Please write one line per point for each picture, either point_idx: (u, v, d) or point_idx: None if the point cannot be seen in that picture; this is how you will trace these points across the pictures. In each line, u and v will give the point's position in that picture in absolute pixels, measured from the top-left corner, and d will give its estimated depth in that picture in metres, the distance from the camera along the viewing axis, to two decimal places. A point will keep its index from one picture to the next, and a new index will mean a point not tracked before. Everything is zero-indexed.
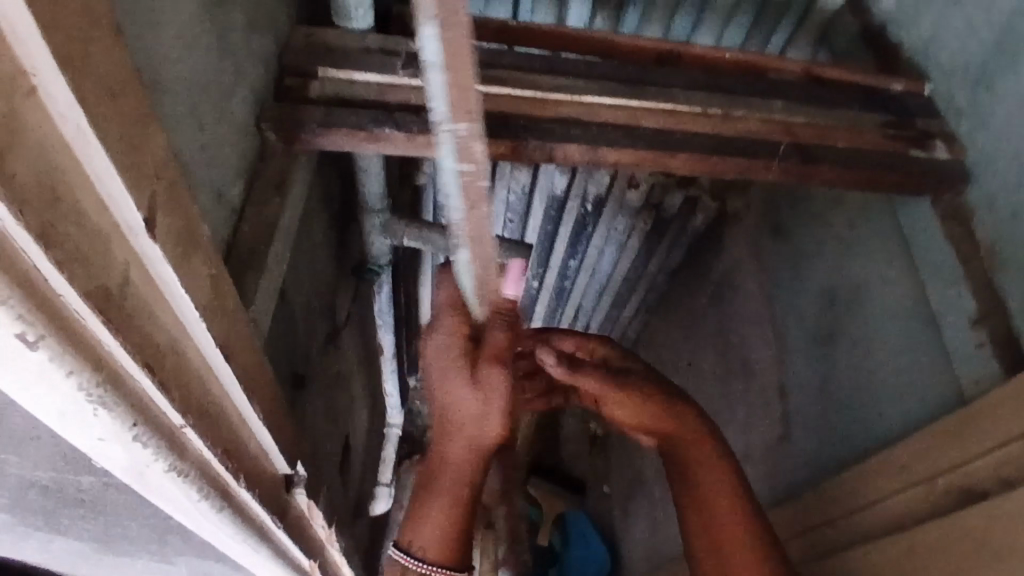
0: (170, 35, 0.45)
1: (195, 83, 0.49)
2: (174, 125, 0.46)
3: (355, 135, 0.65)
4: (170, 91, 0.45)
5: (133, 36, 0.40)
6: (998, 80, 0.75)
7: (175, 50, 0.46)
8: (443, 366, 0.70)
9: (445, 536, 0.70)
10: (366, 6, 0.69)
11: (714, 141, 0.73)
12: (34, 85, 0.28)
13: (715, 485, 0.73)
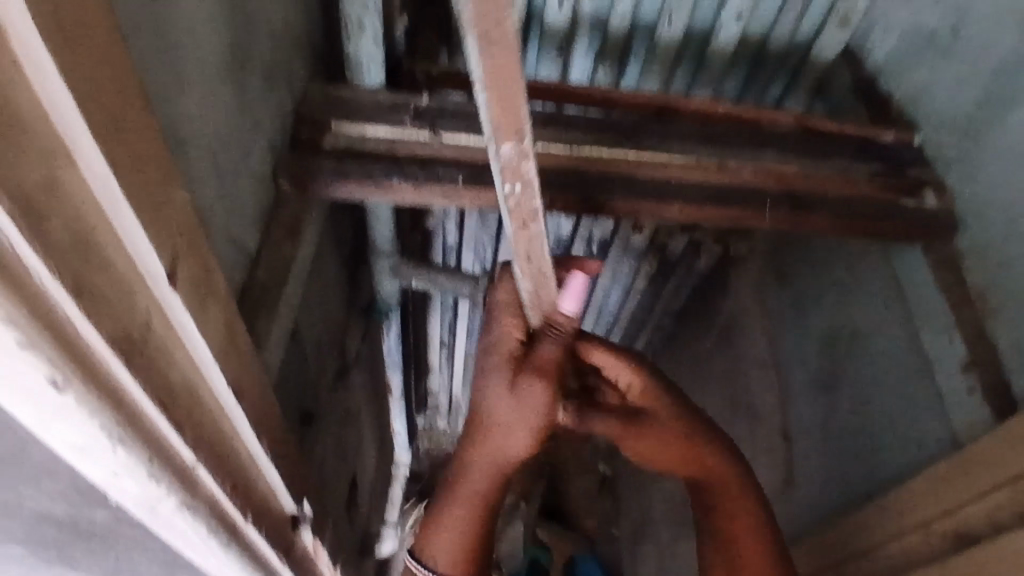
0: (197, 98, 0.49)
1: (218, 140, 0.53)
2: (198, 180, 0.49)
3: (365, 185, 0.68)
4: (195, 149, 0.48)
5: (165, 101, 0.44)
6: (985, 134, 0.78)
7: (202, 112, 0.50)
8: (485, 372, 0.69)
9: (458, 549, 0.71)
10: (381, 62, 0.74)
11: (707, 191, 0.76)
12: (72, 156, 0.30)
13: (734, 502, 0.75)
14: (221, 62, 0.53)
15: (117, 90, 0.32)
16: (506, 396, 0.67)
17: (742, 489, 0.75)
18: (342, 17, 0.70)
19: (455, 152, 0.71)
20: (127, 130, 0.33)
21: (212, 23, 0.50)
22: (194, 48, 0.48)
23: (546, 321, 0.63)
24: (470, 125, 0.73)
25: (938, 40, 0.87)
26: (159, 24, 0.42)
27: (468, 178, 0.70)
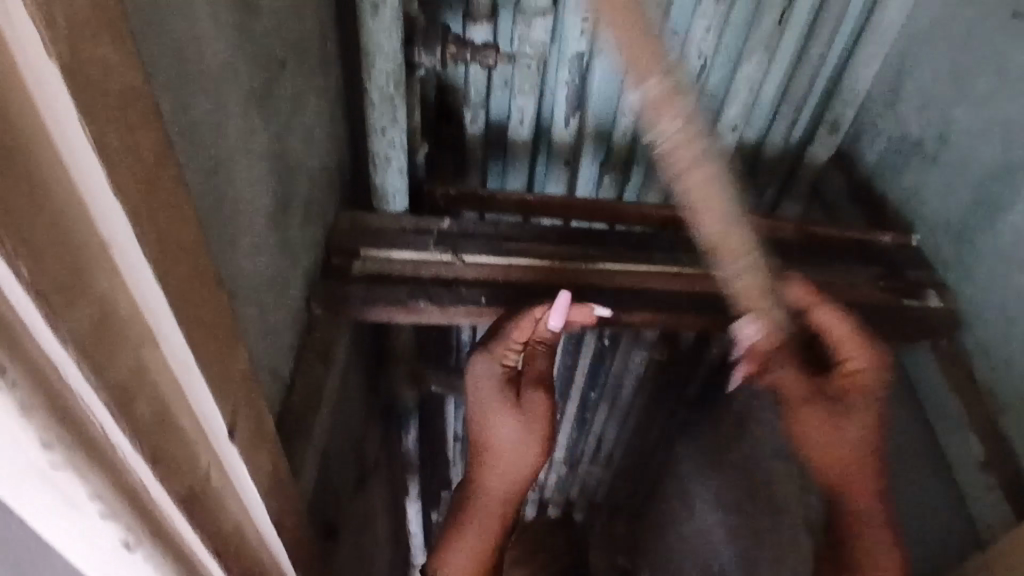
0: (249, 251, 0.53)
1: (264, 282, 0.57)
2: (247, 324, 0.53)
3: (394, 308, 0.72)
4: (246, 296, 0.52)
5: (226, 260, 0.48)
6: (977, 237, 0.82)
7: (253, 262, 0.54)
8: (485, 401, 0.76)
9: (479, 558, 0.79)
10: (405, 191, 0.81)
11: (718, 302, 0.78)
12: (157, 341, 0.34)
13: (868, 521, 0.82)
14: (269, 209, 0.57)
15: (195, 265, 0.35)
16: (517, 419, 0.76)
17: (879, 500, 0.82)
18: (371, 154, 0.77)
19: (476, 273, 0.75)
20: (205, 305, 0.37)
21: (263, 179, 0.55)
22: (249, 205, 0.52)
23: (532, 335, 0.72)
24: (488, 246, 0.78)
25: (925, 146, 0.92)
26: (223, 193, 0.46)
27: (490, 298, 0.73)
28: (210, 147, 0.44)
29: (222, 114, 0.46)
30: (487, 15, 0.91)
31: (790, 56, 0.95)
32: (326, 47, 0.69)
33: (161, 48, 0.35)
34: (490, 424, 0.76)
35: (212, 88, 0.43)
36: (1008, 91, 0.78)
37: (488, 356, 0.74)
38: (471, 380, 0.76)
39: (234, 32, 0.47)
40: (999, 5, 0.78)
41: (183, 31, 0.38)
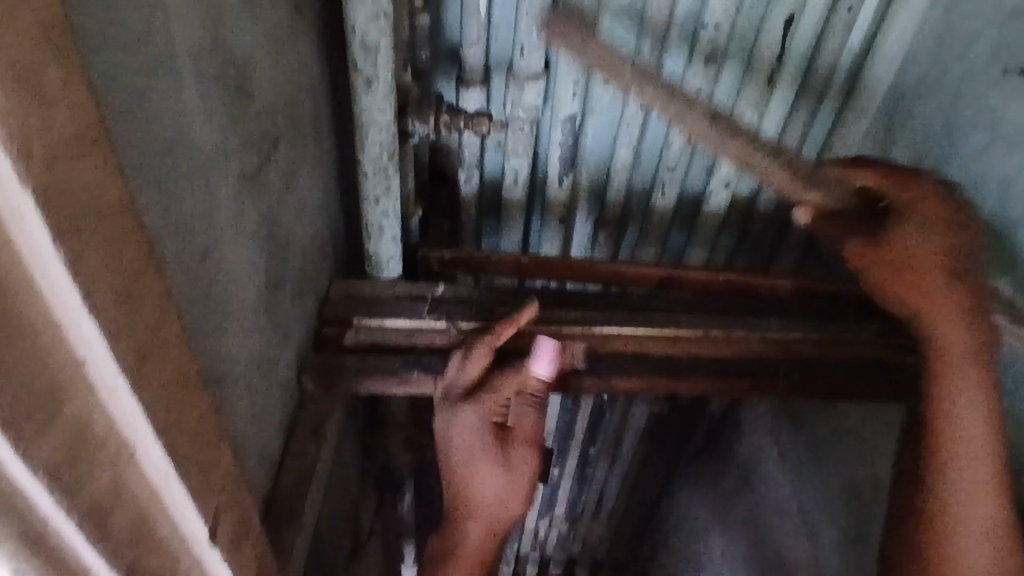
0: (237, 335, 0.52)
1: (252, 364, 0.55)
2: (233, 410, 0.51)
3: (388, 380, 0.70)
4: (233, 383, 0.51)
5: (213, 348, 0.46)
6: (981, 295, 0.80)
7: (242, 345, 0.53)
8: (465, 450, 0.69)
9: None
10: (398, 258, 0.80)
11: (714, 365, 0.77)
12: (134, 451, 0.32)
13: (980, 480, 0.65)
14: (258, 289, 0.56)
15: (180, 367, 0.34)
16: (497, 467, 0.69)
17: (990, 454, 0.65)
18: (364, 223, 0.76)
19: (470, 341, 0.74)
20: (189, 409, 0.35)
21: (253, 258, 0.55)
22: (237, 288, 0.51)
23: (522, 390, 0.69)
24: (484, 311, 0.76)
25: None
26: (211, 281, 0.46)
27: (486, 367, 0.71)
28: (199, 238, 0.43)
29: (212, 200, 0.45)
30: (480, 80, 0.93)
31: (772, 134, 0.98)
32: (321, 121, 0.69)
33: (150, 149, 0.35)
34: (470, 475, 0.69)
35: (201, 178, 0.43)
36: (1000, 148, 0.78)
37: (465, 411, 0.68)
38: (441, 435, 0.69)
39: (226, 119, 0.47)
40: (987, 63, 0.79)
41: (173, 128, 0.38)
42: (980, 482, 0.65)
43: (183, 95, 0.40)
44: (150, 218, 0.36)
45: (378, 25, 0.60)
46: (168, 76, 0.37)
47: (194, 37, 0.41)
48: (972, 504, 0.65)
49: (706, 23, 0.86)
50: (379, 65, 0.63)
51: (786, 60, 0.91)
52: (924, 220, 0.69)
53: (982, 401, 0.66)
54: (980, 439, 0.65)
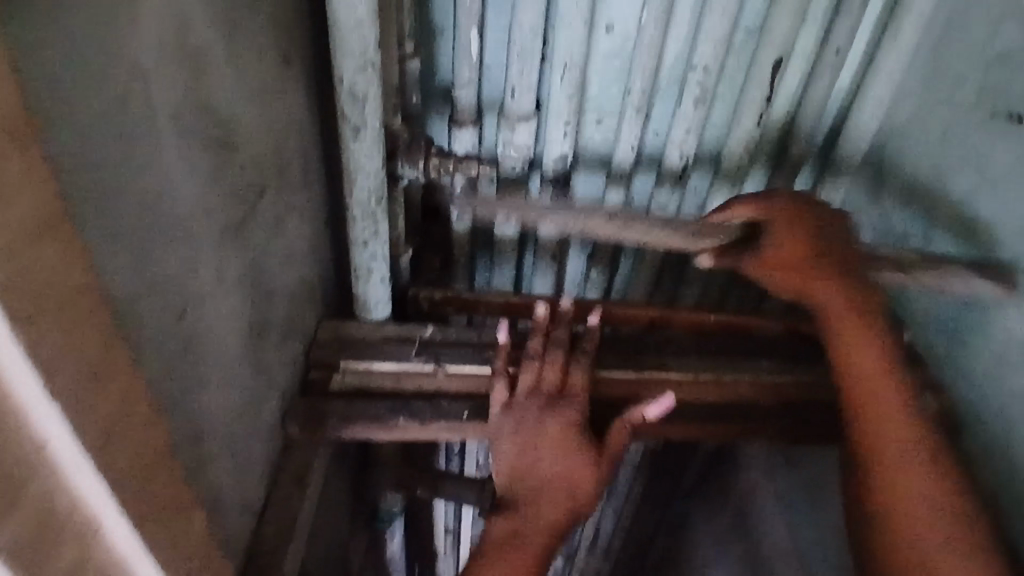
0: (216, 387, 0.51)
1: (230, 416, 0.55)
2: (210, 465, 0.50)
3: (373, 426, 0.69)
4: (210, 437, 0.50)
5: (188, 404, 0.46)
6: (972, 336, 0.78)
7: (221, 398, 0.52)
8: (562, 433, 0.69)
9: None
10: (387, 300, 0.79)
11: (703, 410, 0.76)
12: (99, 527, 0.32)
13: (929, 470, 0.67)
14: (241, 339, 0.56)
15: (151, 440, 0.34)
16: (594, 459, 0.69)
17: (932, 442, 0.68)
18: (353, 265, 0.76)
19: (458, 384, 0.73)
20: (161, 482, 0.35)
21: (237, 308, 0.54)
22: (217, 340, 0.51)
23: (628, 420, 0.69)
24: (472, 355, 0.75)
25: (910, 242, 0.90)
26: (191, 337, 0.46)
27: (473, 412, 0.71)
28: (180, 296, 0.43)
29: (189, 257, 0.45)
30: (473, 120, 0.93)
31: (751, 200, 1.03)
32: (310, 166, 0.70)
33: (121, 214, 0.36)
34: (565, 458, 0.69)
35: (182, 235, 0.43)
36: (988, 192, 0.77)
37: (535, 411, 0.69)
38: (509, 446, 0.69)
39: (207, 174, 0.47)
40: (974, 107, 0.79)
41: (150, 191, 0.38)
42: (889, 416, 0.69)
43: (166, 156, 0.40)
44: (117, 281, 0.35)
45: (366, 75, 0.61)
46: (146, 138, 0.38)
47: (177, 98, 0.42)
48: (889, 437, 0.69)
49: (694, 66, 0.88)
50: (366, 113, 0.63)
51: (775, 101, 0.92)
52: (791, 237, 0.76)
53: (866, 348, 0.72)
54: (874, 377, 0.71)
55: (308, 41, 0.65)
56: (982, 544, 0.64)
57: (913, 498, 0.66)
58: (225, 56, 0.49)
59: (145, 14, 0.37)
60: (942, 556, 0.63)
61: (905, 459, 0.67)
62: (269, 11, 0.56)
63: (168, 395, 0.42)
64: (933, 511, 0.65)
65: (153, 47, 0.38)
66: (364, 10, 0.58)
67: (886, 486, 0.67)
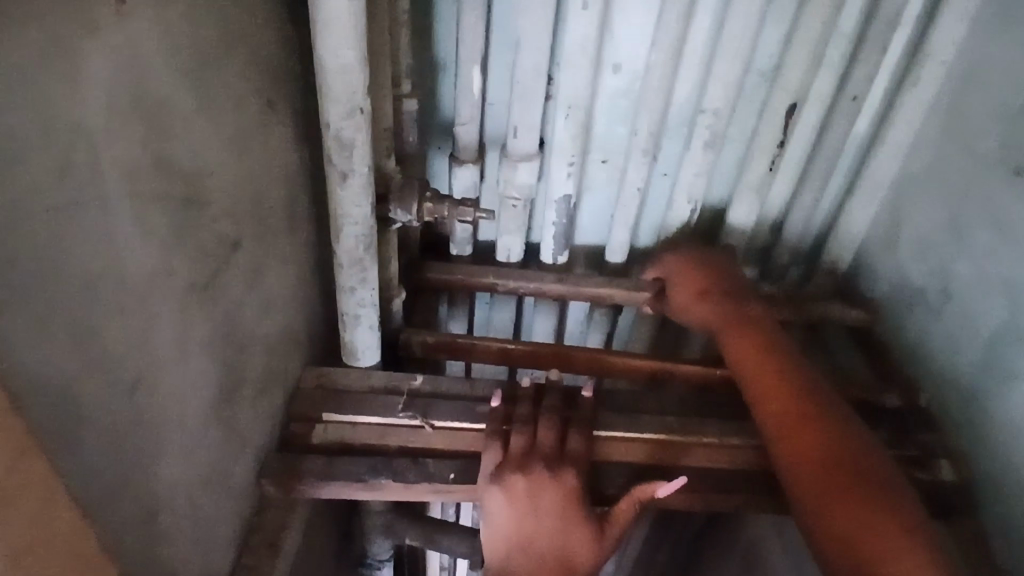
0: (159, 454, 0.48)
1: (184, 482, 0.52)
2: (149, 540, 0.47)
3: (353, 486, 0.66)
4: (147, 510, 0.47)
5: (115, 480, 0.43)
6: (991, 404, 0.73)
7: (168, 465, 0.50)
8: (554, 493, 0.63)
9: None
10: (376, 347, 0.76)
11: (705, 478, 0.71)
12: None
13: (826, 444, 0.64)
14: (206, 400, 0.54)
15: (33, 518, 0.31)
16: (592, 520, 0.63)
17: (824, 417, 0.66)
18: (340, 313, 0.73)
19: (445, 443, 0.70)
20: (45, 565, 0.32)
21: (202, 368, 0.53)
22: (161, 405, 0.48)
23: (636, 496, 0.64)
24: (463, 410, 0.72)
25: (926, 297, 0.85)
26: (141, 406, 0.45)
27: (459, 474, 0.67)
28: (124, 365, 0.43)
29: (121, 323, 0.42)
30: (474, 158, 0.90)
31: (762, 247, 1.00)
32: (299, 210, 0.68)
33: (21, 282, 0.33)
34: (565, 515, 0.63)
35: (121, 301, 0.42)
36: (1008, 252, 0.73)
37: (537, 475, 0.63)
38: (505, 513, 0.63)
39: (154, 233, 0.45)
40: (995, 162, 0.76)
41: (88, 259, 0.39)
42: (766, 381, 0.71)
43: (107, 222, 0.40)
44: (45, 358, 0.35)
45: (353, 121, 0.58)
46: (81, 208, 0.38)
47: (126, 158, 0.41)
48: (769, 399, 0.69)
49: (704, 109, 0.84)
50: (354, 160, 0.60)
51: (789, 146, 0.87)
52: (688, 274, 0.88)
53: (741, 334, 0.77)
54: (747, 350, 0.75)
55: (295, 83, 0.63)
56: (885, 484, 0.60)
57: (806, 448, 0.64)
58: (192, 108, 0.48)
59: (87, 79, 0.38)
60: (839, 492, 0.60)
61: (784, 414, 0.67)
62: (247, 56, 0.55)
63: (102, 472, 0.41)
64: (824, 462, 0.62)
65: (95, 109, 0.38)
66: (352, 55, 0.55)
67: (779, 445, 0.66)
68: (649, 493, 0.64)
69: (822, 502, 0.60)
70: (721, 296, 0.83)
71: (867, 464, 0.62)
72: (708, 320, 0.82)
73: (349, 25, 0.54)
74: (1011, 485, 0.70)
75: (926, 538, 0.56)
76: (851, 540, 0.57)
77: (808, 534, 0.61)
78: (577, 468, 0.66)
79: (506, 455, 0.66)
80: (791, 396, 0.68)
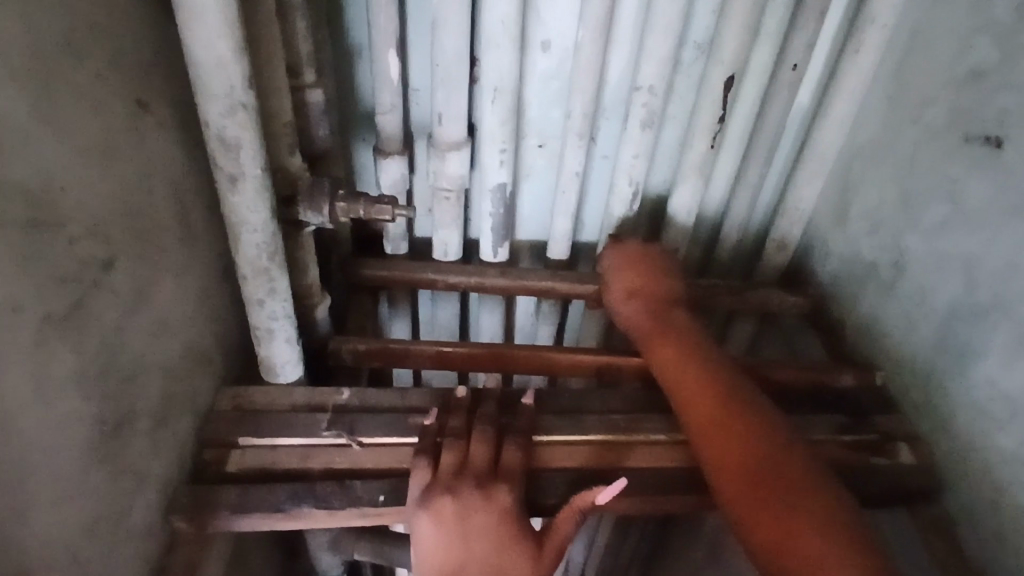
0: (16, 515, 0.42)
1: (57, 536, 0.46)
2: None
3: (272, 516, 0.61)
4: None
5: None
6: (949, 384, 0.70)
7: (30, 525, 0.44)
8: (484, 513, 0.59)
9: None
10: (296, 360, 0.71)
11: (653, 479, 0.67)
12: None
13: (750, 439, 0.61)
14: (79, 443, 0.48)
15: None
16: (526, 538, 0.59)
17: (748, 412, 0.63)
18: (252, 327, 0.67)
19: (373, 461, 0.65)
20: None
21: (69, 410, 0.47)
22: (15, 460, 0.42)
23: (576, 506, 0.60)
24: (392, 424, 0.67)
25: (879, 273, 0.82)
26: None
27: (389, 495, 0.62)
28: None
29: None
30: (401, 149, 0.83)
31: (709, 228, 0.96)
32: (190, 218, 0.62)
33: None
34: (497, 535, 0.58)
35: None
36: (961, 225, 0.70)
37: (468, 495, 0.60)
38: (433, 539, 0.58)
39: None
40: (944, 130, 0.72)
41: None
42: (685, 383, 0.68)
43: None
44: None
45: (235, 119, 0.52)
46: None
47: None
48: (688, 401, 0.66)
49: (639, 86, 0.79)
50: (242, 161, 0.54)
51: (729, 122, 0.83)
52: (629, 262, 0.84)
53: (666, 334, 0.74)
54: (668, 350, 0.72)
55: (169, 77, 0.57)
56: (812, 479, 0.57)
57: (729, 447, 0.61)
58: (31, 117, 0.42)
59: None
60: (762, 489, 0.57)
61: (703, 416, 0.64)
62: (103, 51, 0.48)
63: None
64: (746, 459, 0.59)
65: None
66: (225, 43, 0.49)
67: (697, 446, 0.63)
68: (589, 502, 0.60)
69: (740, 505, 0.58)
70: (649, 294, 0.80)
71: (795, 457, 0.59)
72: (637, 317, 0.79)
73: (217, 11, 0.47)
74: (973, 467, 0.67)
75: (849, 531, 0.54)
76: (770, 543, 0.54)
77: (737, 534, 0.58)
78: (513, 483, 0.62)
79: (435, 474, 0.62)
80: (712, 395, 0.65)
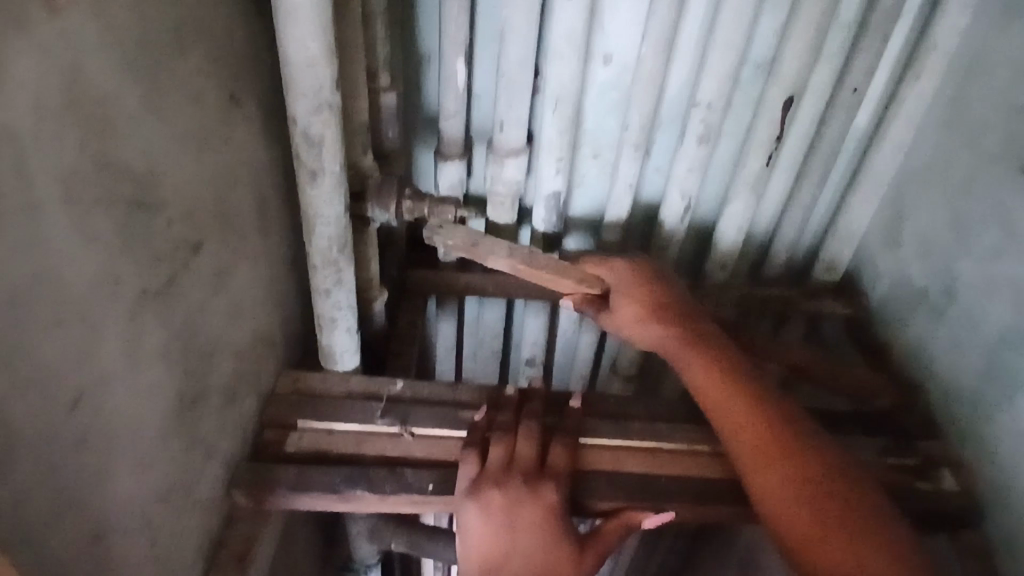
0: (112, 470, 0.46)
1: (142, 495, 0.50)
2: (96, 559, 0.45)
3: (327, 498, 0.63)
4: (97, 527, 0.45)
5: (53, 502, 0.40)
6: (995, 411, 0.70)
7: (124, 479, 0.47)
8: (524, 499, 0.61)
9: None
10: (354, 350, 0.74)
11: (697, 489, 0.67)
12: None
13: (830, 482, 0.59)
14: (163, 411, 0.51)
15: None
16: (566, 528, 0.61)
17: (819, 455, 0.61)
18: (316, 316, 0.70)
19: (423, 450, 0.67)
20: None
21: (155, 378, 0.50)
22: (109, 421, 0.45)
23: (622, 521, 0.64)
24: (442, 416, 0.70)
25: (929, 297, 0.82)
26: (90, 421, 0.43)
27: (438, 485, 0.64)
28: (69, 379, 0.41)
29: (57, 338, 0.39)
30: (461, 153, 0.86)
31: (758, 245, 0.97)
32: (268, 209, 0.65)
33: None
34: (538, 522, 0.61)
35: (63, 313, 0.40)
36: (1016, 252, 0.69)
37: (515, 489, 0.62)
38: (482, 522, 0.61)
39: (99, 241, 0.42)
40: (1001, 158, 0.72)
41: (15, 269, 0.36)
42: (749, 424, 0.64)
43: (43, 230, 0.38)
44: None
45: (321, 117, 0.55)
46: (6, 211, 0.35)
47: (61, 161, 0.38)
48: (763, 445, 0.63)
49: (698, 102, 0.80)
50: (324, 157, 0.58)
51: (786, 141, 0.84)
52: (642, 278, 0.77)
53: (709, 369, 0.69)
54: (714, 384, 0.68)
55: (258, 75, 0.60)
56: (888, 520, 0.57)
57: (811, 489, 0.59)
58: (141, 105, 0.45)
59: (11, 71, 0.34)
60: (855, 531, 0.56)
61: (785, 466, 0.61)
62: (205, 47, 0.52)
63: (35, 499, 0.39)
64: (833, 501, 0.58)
65: (19, 110, 0.35)
66: (317, 46, 0.52)
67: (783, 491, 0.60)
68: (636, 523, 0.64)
69: (820, 553, 0.55)
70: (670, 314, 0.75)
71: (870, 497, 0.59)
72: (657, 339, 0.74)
73: (312, 14, 0.50)
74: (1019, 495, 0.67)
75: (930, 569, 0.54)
76: None
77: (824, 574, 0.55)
78: (558, 480, 0.64)
79: (483, 468, 0.64)
80: (786, 441, 0.62)
